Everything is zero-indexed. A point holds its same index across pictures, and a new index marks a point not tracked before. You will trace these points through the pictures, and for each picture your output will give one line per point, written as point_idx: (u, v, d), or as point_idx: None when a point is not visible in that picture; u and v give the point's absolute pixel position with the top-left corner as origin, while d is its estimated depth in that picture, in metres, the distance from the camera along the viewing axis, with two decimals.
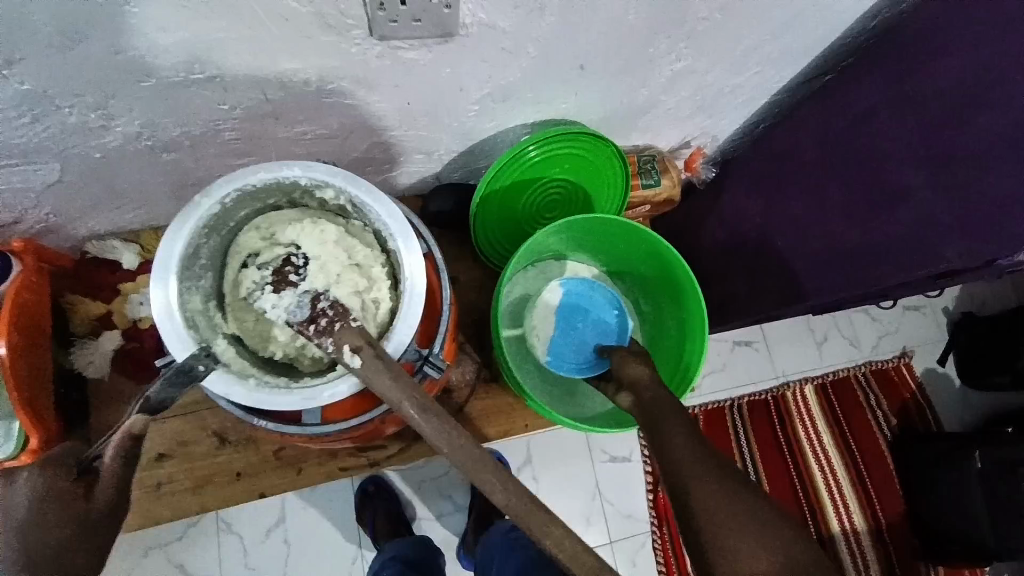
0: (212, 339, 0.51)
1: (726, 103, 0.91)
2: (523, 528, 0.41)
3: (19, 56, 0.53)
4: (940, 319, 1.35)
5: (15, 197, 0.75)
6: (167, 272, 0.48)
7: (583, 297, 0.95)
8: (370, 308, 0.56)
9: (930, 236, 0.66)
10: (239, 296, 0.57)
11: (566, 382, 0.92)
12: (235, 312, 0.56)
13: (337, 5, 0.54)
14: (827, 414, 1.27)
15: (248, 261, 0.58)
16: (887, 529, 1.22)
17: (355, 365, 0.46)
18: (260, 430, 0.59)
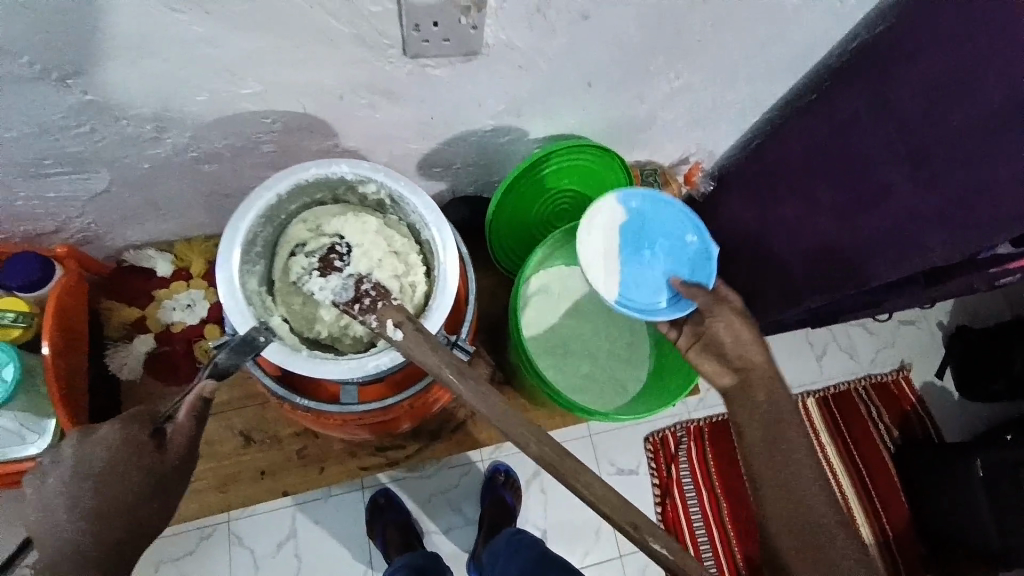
0: (267, 317, 0.57)
1: (719, 119, 0.98)
2: (556, 474, 0.48)
3: (89, 68, 0.59)
4: (935, 332, 1.39)
5: (62, 205, 0.81)
6: (231, 254, 0.54)
7: (647, 220, 0.86)
8: (408, 290, 0.62)
9: (915, 231, 0.73)
10: (288, 281, 0.63)
11: (588, 380, 0.95)
12: (285, 295, 0.61)
13: (376, 26, 0.61)
14: (830, 427, 1.30)
15: (295, 250, 0.63)
16: (895, 542, 1.24)
17: (398, 337, 0.52)
18: (301, 409, 0.65)
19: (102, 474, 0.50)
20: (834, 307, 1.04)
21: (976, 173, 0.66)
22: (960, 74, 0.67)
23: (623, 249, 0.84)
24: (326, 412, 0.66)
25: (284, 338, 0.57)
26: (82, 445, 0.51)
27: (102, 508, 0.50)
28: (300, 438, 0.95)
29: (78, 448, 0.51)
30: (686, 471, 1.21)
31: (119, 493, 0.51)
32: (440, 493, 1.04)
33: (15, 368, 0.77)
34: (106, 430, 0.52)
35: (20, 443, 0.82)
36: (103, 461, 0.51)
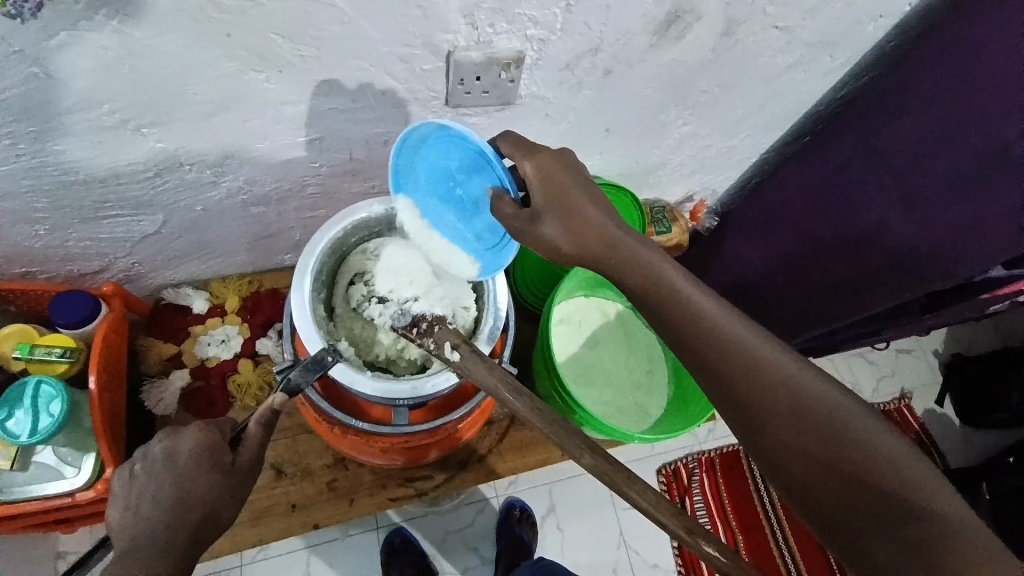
0: (335, 340, 0.66)
1: (722, 162, 1.06)
2: (610, 483, 0.53)
3: (164, 120, 0.64)
4: (931, 361, 1.44)
5: (113, 246, 0.85)
6: (302, 286, 0.63)
7: (433, 164, 0.63)
8: (460, 314, 0.71)
9: (912, 267, 0.80)
10: (349, 308, 0.71)
11: (618, 404, 0.97)
12: (346, 320, 0.70)
13: (425, 82, 0.68)
14: None
15: (356, 279, 0.72)
16: None
17: (455, 359, 0.59)
18: (357, 430, 0.70)
19: (186, 471, 0.57)
20: (831, 334, 1.09)
21: (954, 214, 0.74)
22: (956, 117, 0.73)
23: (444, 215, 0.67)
24: (379, 432, 0.71)
25: (350, 359, 0.66)
26: (170, 444, 0.59)
27: (182, 499, 0.56)
28: (331, 470, 0.97)
29: (167, 446, 0.59)
30: (699, 503, 1.22)
31: (195, 491, 0.57)
32: (458, 531, 1.09)
33: (65, 403, 0.76)
34: (193, 430, 0.60)
35: (60, 479, 0.80)
36: (186, 458, 0.58)
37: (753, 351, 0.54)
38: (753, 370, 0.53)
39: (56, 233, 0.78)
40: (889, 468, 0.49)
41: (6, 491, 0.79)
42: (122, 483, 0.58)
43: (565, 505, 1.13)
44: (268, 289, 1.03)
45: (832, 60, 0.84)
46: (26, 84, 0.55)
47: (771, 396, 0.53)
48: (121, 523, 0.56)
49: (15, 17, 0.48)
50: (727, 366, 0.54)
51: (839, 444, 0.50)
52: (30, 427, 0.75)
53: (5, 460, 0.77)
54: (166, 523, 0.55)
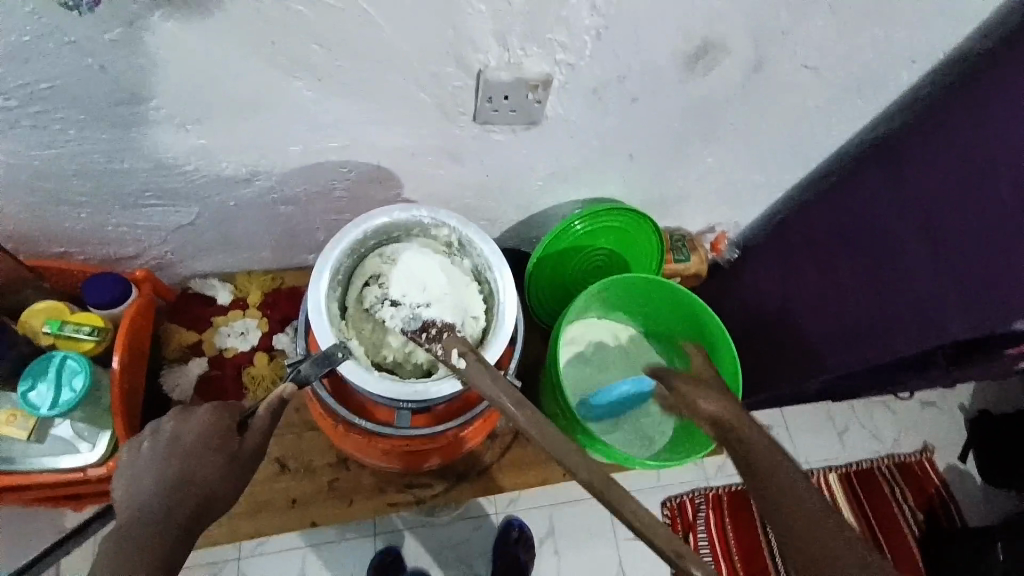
0: (346, 338, 0.67)
1: (746, 196, 1.06)
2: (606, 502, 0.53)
3: (206, 118, 0.68)
4: (957, 416, 1.38)
5: (148, 234, 0.89)
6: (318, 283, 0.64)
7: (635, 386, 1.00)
8: (469, 324, 0.71)
9: (931, 312, 0.77)
10: (361, 309, 0.72)
11: (625, 429, 0.97)
12: (357, 321, 0.71)
13: (454, 98, 0.70)
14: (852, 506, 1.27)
15: (371, 281, 0.73)
16: None
17: (461, 366, 0.60)
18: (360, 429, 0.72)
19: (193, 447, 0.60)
20: (847, 380, 1.06)
21: (980, 254, 0.72)
22: (978, 165, 0.74)
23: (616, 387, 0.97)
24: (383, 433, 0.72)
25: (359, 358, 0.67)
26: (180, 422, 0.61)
27: (186, 476, 0.58)
28: (333, 469, 0.98)
29: (176, 424, 0.61)
30: (704, 541, 1.19)
31: (200, 471, 0.59)
32: (456, 547, 1.03)
33: (86, 380, 0.79)
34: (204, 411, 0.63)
35: (73, 453, 0.83)
36: (198, 434, 0.60)
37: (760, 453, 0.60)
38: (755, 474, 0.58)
39: (96, 217, 0.82)
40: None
41: (21, 461, 0.82)
42: (133, 453, 0.60)
43: (566, 529, 1.09)
44: (290, 287, 1.07)
45: (860, 101, 0.84)
46: (80, 74, 0.59)
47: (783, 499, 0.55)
48: (125, 494, 0.57)
49: (74, 11, 0.52)
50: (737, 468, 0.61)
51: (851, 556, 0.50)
52: (51, 399, 0.78)
53: (22, 431, 0.80)
54: (169, 495, 0.57)
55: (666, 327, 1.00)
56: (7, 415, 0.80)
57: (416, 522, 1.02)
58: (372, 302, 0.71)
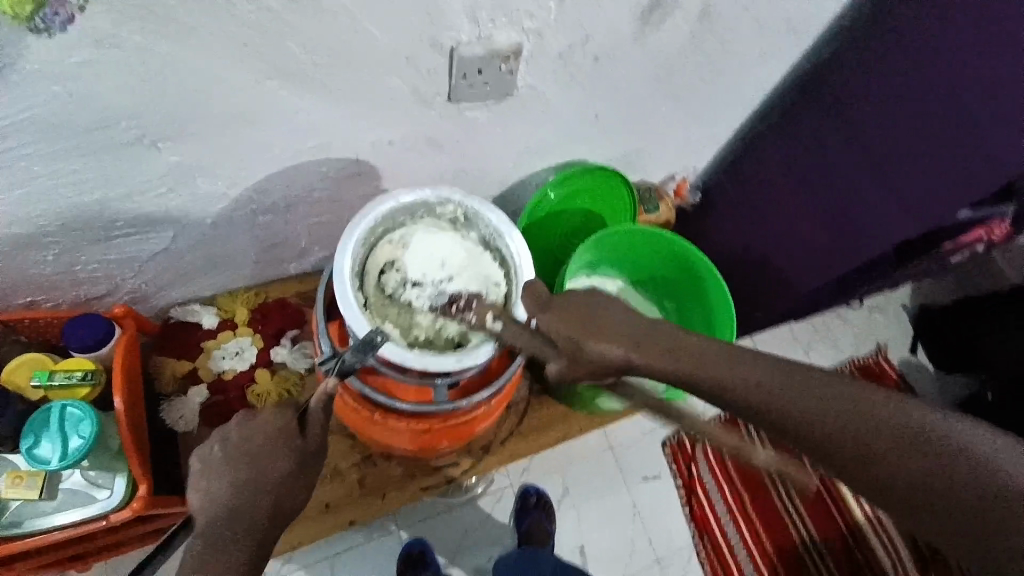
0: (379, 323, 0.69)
1: (702, 142, 1.12)
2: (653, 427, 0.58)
3: (180, 133, 0.66)
4: (900, 314, 1.54)
5: (122, 267, 0.85)
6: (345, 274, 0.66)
7: None
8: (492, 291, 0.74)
9: (886, 227, 0.91)
10: (382, 295, 0.73)
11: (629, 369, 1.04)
12: (383, 307, 0.72)
13: (430, 80, 0.71)
14: None
15: (385, 267, 0.75)
16: None
17: (498, 327, 0.67)
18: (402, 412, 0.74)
19: (257, 451, 0.62)
20: (811, 301, 1.15)
21: (922, 171, 0.85)
22: (911, 87, 0.81)
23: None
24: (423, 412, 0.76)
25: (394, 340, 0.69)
26: (246, 428, 0.64)
27: (261, 480, 0.61)
28: (360, 468, 1.01)
29: (242, 431, 0.63)
30: (705, 471, 1.23)
31: (271, 473, 0.62)
32: (476, 528, 1.08)
33: (93, 425, 0.76)
34: (263, 418, 0.64)
35: (91, 502, 0.80)
36: (261, 442, 0.63)
37: (749, 377, 0.55)
38: (807, 401, 0.53)
39: (66, 257, 0.78)
40: (964, 455, 0.49)
41: (35, 522, 0.78)
42: (203, 463, 0.62)
43: (579, 487, 1.16)
44: (276, 300, 1.04)
45: (798, 34, 0.90)
46: (44, 102, 0.56)
47: (830, 418, 0.52)
48: (201, 501, 0.60)
49: (42, 32, 0.50)
50: (789, 405, 0.54)
51: (908, 441, 0.50)
52: (60, 451, 0.75)
53: (33, 489, 0.76)
54: (247, 498, 0.60)
55: (649, 273, 1.07)
56: (11, 478, 0.76)
57: (435, 510, 1.07)
58: (392, 286, 0.73)
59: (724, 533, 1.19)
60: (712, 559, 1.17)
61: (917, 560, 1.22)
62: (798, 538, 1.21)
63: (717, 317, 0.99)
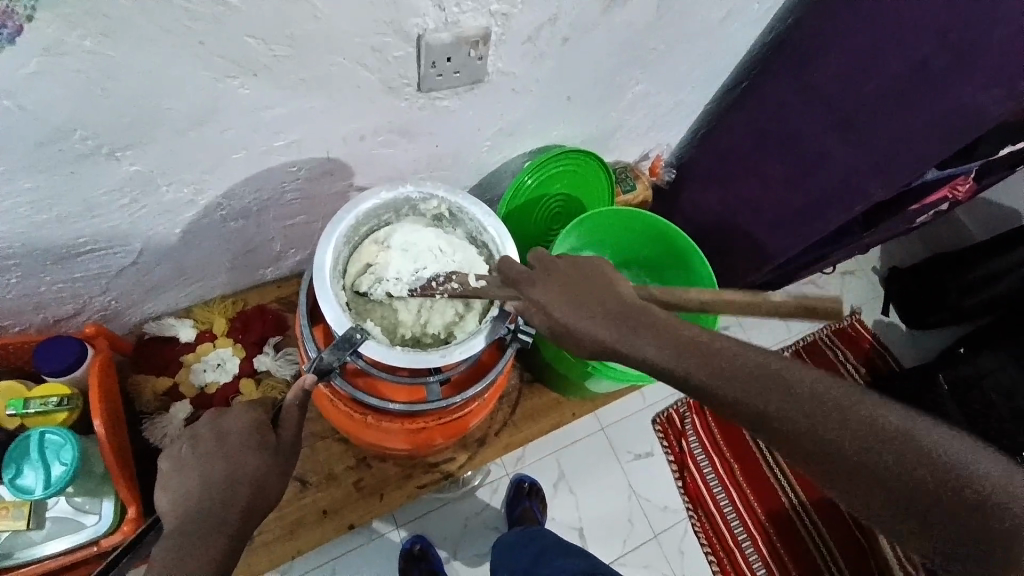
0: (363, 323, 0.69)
1: (672, 118, 1.12)
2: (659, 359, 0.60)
3: (139, 140, 0.63)
4: (872, 277, 1.53)
5: (88, 285, 0.81)
6: (324, 275, 0.66)
7: None
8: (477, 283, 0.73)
9: (855, 185, 0.90)
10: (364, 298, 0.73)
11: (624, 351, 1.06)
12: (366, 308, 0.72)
13: (398, 69, 0.69)
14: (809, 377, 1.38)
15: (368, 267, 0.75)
16: None
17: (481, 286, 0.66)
18: (394, 413, 0.73)
19: (234, 444, 0.61)
20: (786, 269, 1.17)
21: (885, 129, 0.84)
22: (880, 44, 0.81)
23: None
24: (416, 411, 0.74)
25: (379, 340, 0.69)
26: (217, 425, 0.62)
27: (233, 475, 0.59)
28: (355, 471, 1.00)
29: (213, 425, 0.62)
30: (696, 444, 1.25)
31: (246, 468, 0.59)
32: (475, 518, 1.09)
33: (74, 450, 0.73)
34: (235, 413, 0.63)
35: (79, 529, 0.77)
36: (236, 436, 0.61)
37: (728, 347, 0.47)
38: (789, 395, 0.44)
39: (28, 280, 0.75)
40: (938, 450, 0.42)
41: (21, 555, 0.75)
42: (170, 463, 0.61)
43: (574, 469, 1.18)
44: (255, 307, 1.02)
45: (760, 6, 0.91)
46: None
47: (828, 417, 0.43)
48: (179, 500, 0.58)
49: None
50: (767, 401, 0.45)
51: (886, 441, 0.42)
52: (43, 480, 0.72)
53: (20, 520, 0.74)
54: (221, 497, 0.58)
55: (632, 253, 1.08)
56: None
57: (436, 503, 1.08)
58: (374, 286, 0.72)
59: (718, 502, 1.22)
60: (709, 530, 1.19)
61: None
62: (787, 503, 1.24)
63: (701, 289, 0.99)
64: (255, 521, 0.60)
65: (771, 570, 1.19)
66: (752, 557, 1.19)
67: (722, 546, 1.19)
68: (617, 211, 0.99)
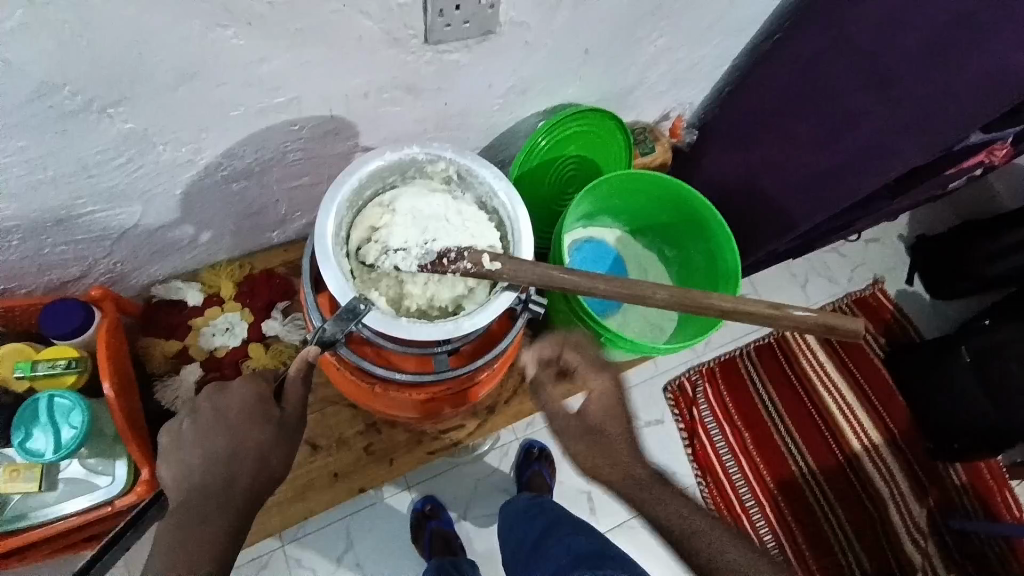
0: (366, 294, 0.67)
1: (697, 74, 1.05)
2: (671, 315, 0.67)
3: (128, 96, 0.59)
4: (898, 245, 1.46)
5: (91, 248, 0.80)
6: (326, 241, 0.63)
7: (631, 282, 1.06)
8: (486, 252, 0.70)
9: (886, 144, 0.82)
10: (368, 268, 0.70)
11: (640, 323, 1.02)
12: (371, 278, 0.70)
13: (403, 19, 0.64)
14: (826, 345, 1.34)
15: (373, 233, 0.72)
16: (902, 437, 1.29)
17: (497, 267, 0.64)
18: (400, 384, 0.72)
19: (235, 421, 0.61)
20: (810, 238, 1.12)
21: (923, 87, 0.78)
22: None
23: (589, 269, 1.03)
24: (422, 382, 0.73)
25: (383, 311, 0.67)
26: (219, 398, 0.62)
27: (236, 451, 0.60)
28: (365, 436, 1.00)
29: (214, 400, 0.62)
30: (707, 412, 1.24)
31: (251, 442, 0.61)
32: (484, 482, 1.09)
33: (84, 414, 0.74)
34: (236, 386, 0.63)
35: (94, 489, 0.78)
36: (236, 413, 0.62)
37: None
38: None
39: (29, 242, 0.73)
40: None
41: (37, 514, 0.77)
42: (171, 439, 0.61)
43: None
44: (262, 271, 1.00)
45: None
46: None
47: None
48: (187, 471, 0.59)
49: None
50: None
51: None
52: (53, 444, 0.72)
53: (31, 482, 0.75)
54: (227, 469, 0.59)
55: (650, 219, 1.04)
56: (8, 472, 0.75)
57: (447, 466, 1.08)
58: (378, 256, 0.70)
59: (728, 470, 1.21)
60: (718, 498, 1.19)
61: (911, 482, 1.26)
62: (797, 470, 1.23)
63: (720, 258, 0.95)
64: (261, 488, 0.60)
65: (778, 536, 1.19)
66: (760, 523, 1.19)
67: (729, 513, 1.19)
68: (632, 175, 0.94)
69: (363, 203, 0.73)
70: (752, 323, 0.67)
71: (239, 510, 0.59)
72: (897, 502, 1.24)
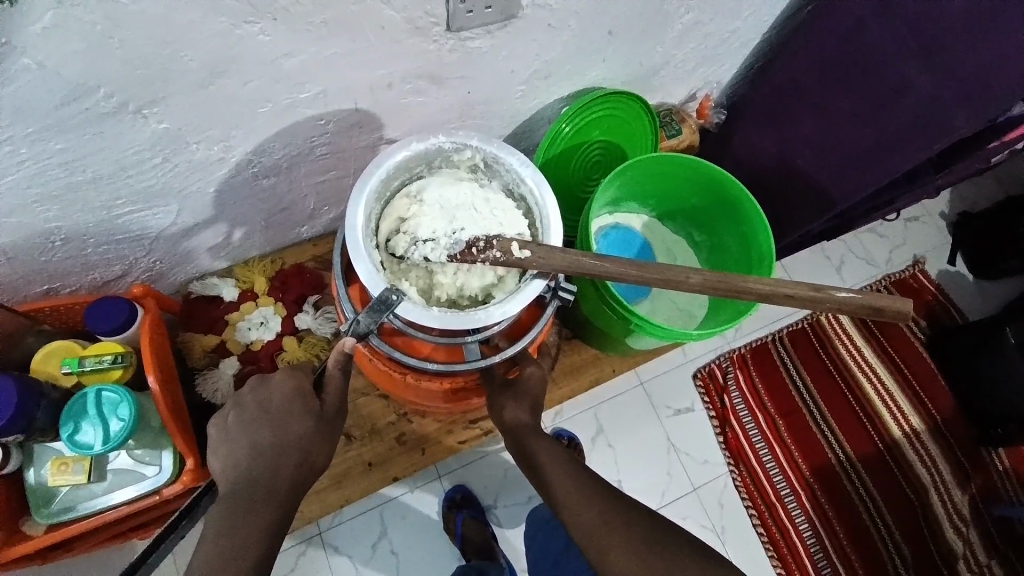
0: (397, 285, 0.67)
1: (725, 50, 1.01)
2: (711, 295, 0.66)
3: (162, 97, 0.61)
4: (939, 224, 1.39)
5: (132, 247, 0.82)
6: (356, 233, 0.64)
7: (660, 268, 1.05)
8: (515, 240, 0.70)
9: (939, 114, 0.78)
10: (398, 259, 0.71)
11: (671, 310, 1.01)
12: (400, 268, 0.70)
13: (425, 6, 0.63)
14: (863, 332, 1.29)
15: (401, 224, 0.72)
16: (945, 424, 1.24)
17: (526, 256, 0.64)
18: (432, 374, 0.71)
19: (275, 414, 0.63)
20: (845, 219, 1.08)
21: (976, 55, 0.74)
22: None
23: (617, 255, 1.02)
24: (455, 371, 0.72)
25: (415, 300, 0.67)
26: (261, 391, 0.64)
27: (279, 443, 0.62)
28: (397, 426, 1.02)
29: (256, 392, 0.64)
30: (738, 398, 1.22)
31: (290, 434, 0.62)
32: (513, 471, 1.09)
33: (131, 406, 0.76)
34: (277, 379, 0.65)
35: (141, 479, 0.82)
36: (276, 405, 0.63)
37: None
38: None
39: (73, 242, 0.76)
40: None
41: (91, 503, 0.81)
42: (218, 429, 0.63)
43: (613, 423, 1.17)
44: (292, 266, 1.02)
45: None
46: (17, 79, 0.51)
47: None
48: (230, 459, 0.61)
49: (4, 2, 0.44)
50: None
51: None
52: (102, 435, 0.76)
53: (81, 473, 0.78)
54: (269, 458, 0.61)
55: (679, 202, 1.02)
56: (57, 465, 0.78)
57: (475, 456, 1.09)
58: (407, 247, 0.70)
59: (761, 458, 1.19)
60: (751, 486, 1.17)
61: (953, 469, 1.21)
62: (833, 458, 1.20)
63: (755, 240, 0.92)
64: (299, 478, 0.62)
65: (815, 525, 1.17)
66: (794, 509, 1.17)
67: (762, 501, 1.17)
68: (660, 158, 0.92)
69: (390, 195, 0.73)
70: (791, 306, 0.65)
71: (280, 499, 0.60)
72: (939, 491, 1.20)
